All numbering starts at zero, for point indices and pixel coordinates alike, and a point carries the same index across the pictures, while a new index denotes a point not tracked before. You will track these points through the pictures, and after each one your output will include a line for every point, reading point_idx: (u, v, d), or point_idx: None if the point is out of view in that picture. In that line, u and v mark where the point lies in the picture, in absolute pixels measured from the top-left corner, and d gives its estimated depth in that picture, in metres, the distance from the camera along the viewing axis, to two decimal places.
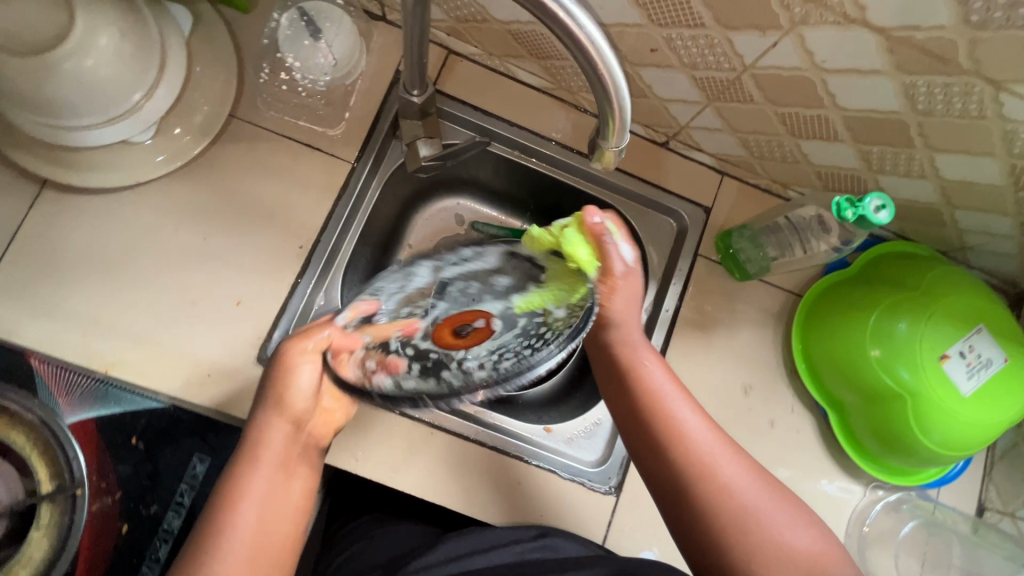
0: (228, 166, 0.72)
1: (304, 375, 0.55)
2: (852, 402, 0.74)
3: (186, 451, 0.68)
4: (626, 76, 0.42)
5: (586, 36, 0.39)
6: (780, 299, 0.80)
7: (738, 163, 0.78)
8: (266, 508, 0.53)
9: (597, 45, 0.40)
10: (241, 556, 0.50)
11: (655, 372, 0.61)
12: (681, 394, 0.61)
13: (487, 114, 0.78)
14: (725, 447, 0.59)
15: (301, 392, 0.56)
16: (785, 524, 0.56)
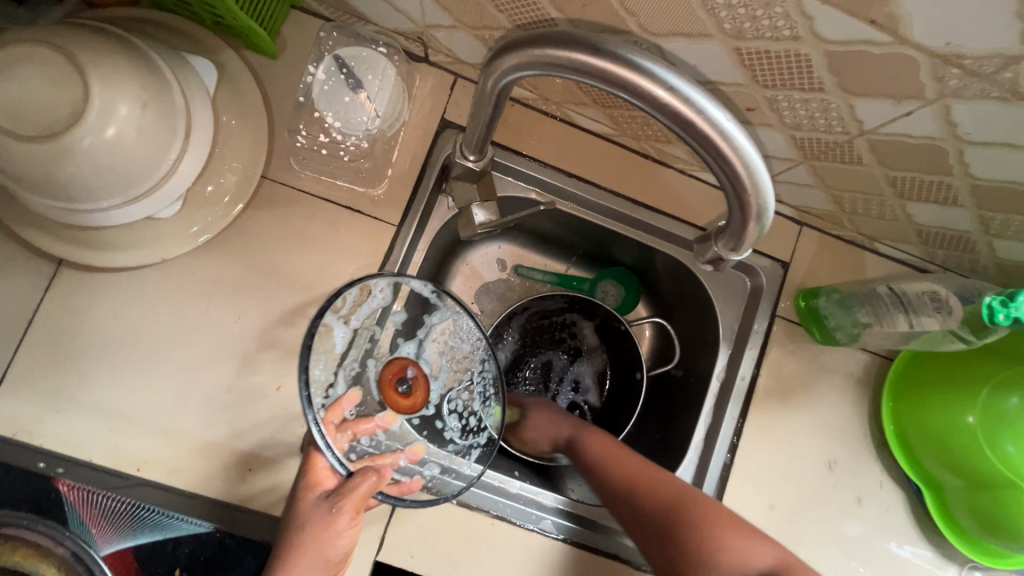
0: (262, 235, 0.65)
1: (342, 537, 0.54)
2: (952, 482, 0.67)
3: (237, 573, 0.61)
4: (772, 182, 0.38)
5: (734, 148, 0.36)
6: (867, 363, 0.73)
7: (822, 216, 0.70)
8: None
9: (745, 155, 0.36)
10: None
11: (630, 466, 0.63)
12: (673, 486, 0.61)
13: (542, 165, 0.71)
14: (726, 525, 0.58)
15: (338, 542, 0.54)
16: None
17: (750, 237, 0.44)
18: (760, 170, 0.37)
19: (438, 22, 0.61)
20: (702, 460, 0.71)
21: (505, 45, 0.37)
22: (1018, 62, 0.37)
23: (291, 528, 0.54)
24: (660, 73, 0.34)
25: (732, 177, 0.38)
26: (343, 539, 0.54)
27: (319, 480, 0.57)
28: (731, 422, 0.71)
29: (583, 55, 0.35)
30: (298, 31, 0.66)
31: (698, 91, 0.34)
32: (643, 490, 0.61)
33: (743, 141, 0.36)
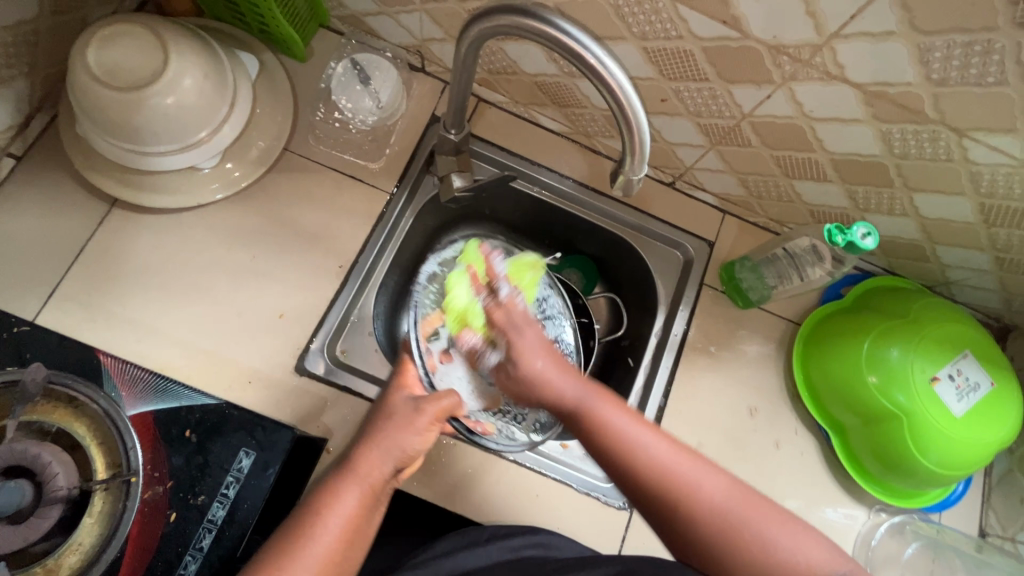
0: (280, 193, 0.80)
1: (416, 434, 0.59)
2: (851, 424, 0.78)
3: (215, 456, 0.59)
4: (648, 115, 0.49)
5: (613, 78, 0.47)
6: (781, 327, 0.86)
7: (738, 202, 0.86)
8: (352, 520, 0.53)
9: (624, 89, 0.47)
10: (331, 544, 0.51)
11: (611, 416, 0.57)
12: (656, 439, 0.56)
13: (511, 154, 0.88)
14: (700, 464, 0.54)
15: (415, 440, 0.59)
16: (779, 540, 0.51)
17: (641, 168, 0.54)
18: (636, 102, 0.48)
19: (433, 36, 0.80)
20: (641, 404, 0.83)
21: (473, 15, 0.52)
22: (822, 49, 0.54)
23: (374, 424, 0.59)
24: (567, 28, 0.47)
25: (621, 110, 0.49)
26: (418, 441, 0.59)
27: (404, 380, 0.67)
28: (666, 370, 0.84)
29: (520, 16, 0.48)
30: (324, 43, 0.85)
31: (597, 46, 0.47)
32: (620, 437, 0.56)
33: (626, 85, 0.48)
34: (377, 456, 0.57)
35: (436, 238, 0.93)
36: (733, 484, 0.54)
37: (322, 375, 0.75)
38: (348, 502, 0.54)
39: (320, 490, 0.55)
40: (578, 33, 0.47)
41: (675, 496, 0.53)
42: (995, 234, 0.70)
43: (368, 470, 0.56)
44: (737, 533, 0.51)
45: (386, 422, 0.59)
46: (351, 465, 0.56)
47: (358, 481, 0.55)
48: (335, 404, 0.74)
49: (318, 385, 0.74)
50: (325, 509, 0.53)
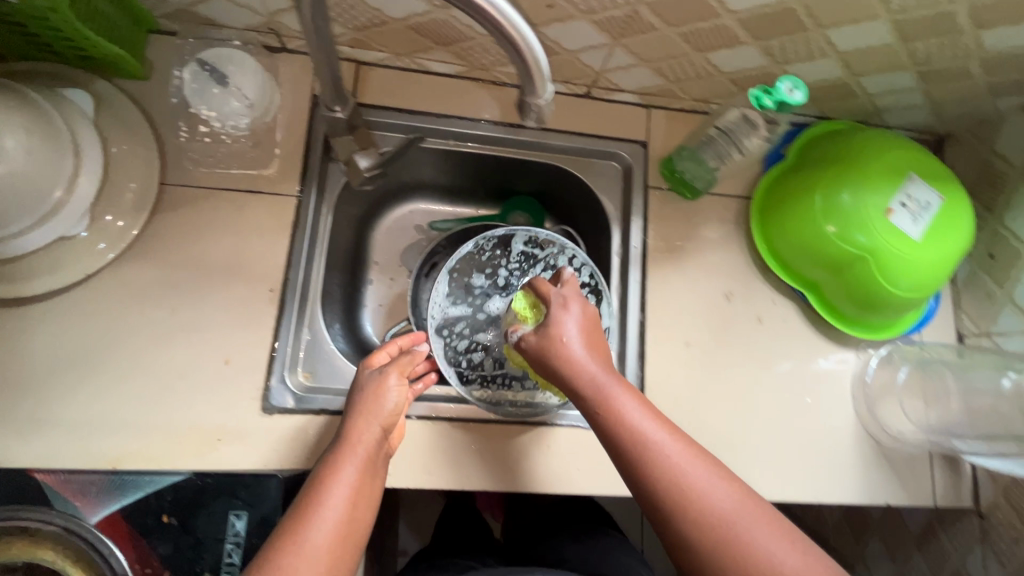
0: (175, 233, 0.71)
1: (391, 399, 0.66)
2: (823, 278, 0.78)
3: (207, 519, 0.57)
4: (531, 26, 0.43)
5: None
6: (733, 205, 0.84)
7: (659, 93, 0.82)
8: (354, 488, 0.57)
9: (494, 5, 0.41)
10: (335, 523, 0.54)
11: (628, 402, 0.57)
12: (677, 442, 0.56)
13: (412, 113, 0.80)
14: (712, 471, 0.54)
15: (392, 405, 0.66)
16: (771, 544, 0.51)
17: (541, 91, 0.49)
18: (511, 10, 0.42)
19: (279, 7, 0.69)
20: (621, 324, 0.80)
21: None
22: None
23: (358, 398, 0.66)
24: None
25: (499, 30, 0.43)
26: (393, 401, 0.66)
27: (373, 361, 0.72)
28: (636, 285, 0.81)
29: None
30: (161, 50, 0.74)
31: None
32: (640, 435, 0.56)
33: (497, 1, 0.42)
34: (364, 424, 0.62)
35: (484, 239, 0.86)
36: (742, 489, 0.54)
37: (295, 407, 0.70)
38: (349, 470, 0.58)
39: (323, 464, 0.59)
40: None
41: (674, 488, 0.53)
42: (914, 49, 0.67)
43: (363, 437, 0.61)
44: (738, 539, 0.51)
45: (368, 394, 0.66)
46: (346, 440, 0.61)
47: (353, 455, 0.59)
48: (318, 429, 0.70)
49: (293, 417, 0.70)
50: (322, 490, 0.56)
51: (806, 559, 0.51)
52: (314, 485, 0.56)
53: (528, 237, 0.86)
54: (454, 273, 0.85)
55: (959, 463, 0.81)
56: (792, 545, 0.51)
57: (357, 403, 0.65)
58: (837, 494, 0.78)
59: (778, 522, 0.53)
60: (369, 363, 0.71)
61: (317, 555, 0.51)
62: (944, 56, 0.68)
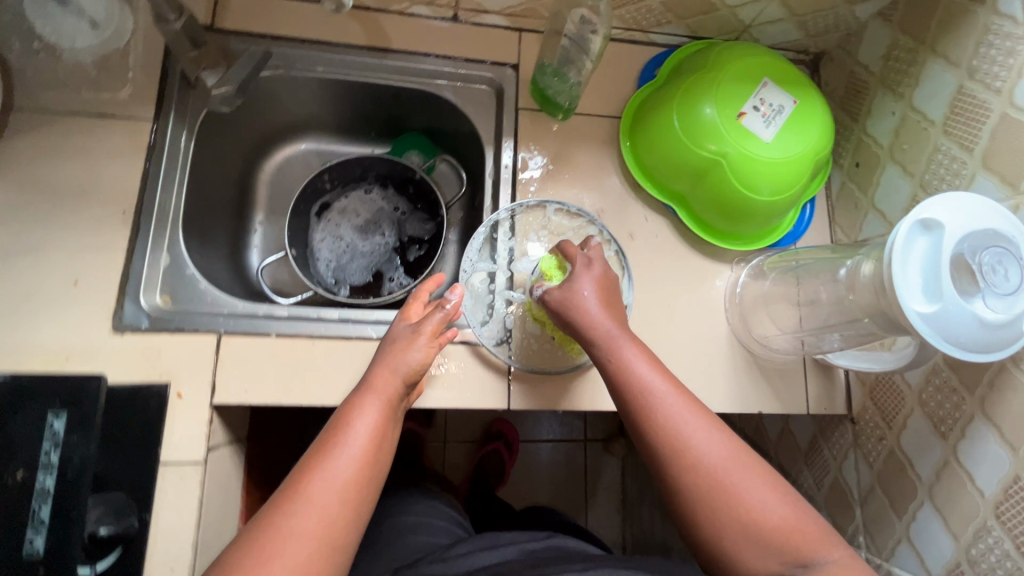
0: (20, 156, 0.70)
1: (413, 356, 0.62)
2: (689, 190, 0.79)
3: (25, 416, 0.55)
4: None
5: None
6: (606, 125, 0.85)
7: (525, 14, 0.82)
8: (375, 428, 0.58)
9: None
10: (355, 463, 0.54)
11: (630, 353, 0.61)
12: (675, 393, 0.59)
13: (274, 38, 0.80)
14: (710, 430, 0.56)
15: (414, 360, 0.63)
16: (752, 489, 0.53)
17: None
18: None
19: None
20: (491, 242, 0.80)
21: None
22: None
23: (385, 346, 0.65)
24: None
25: None
26: (420, 357, 0.63)
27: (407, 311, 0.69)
28: (507, 205, 0.81)
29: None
30: None
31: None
32: (643, 389, 0.59)
33: None
34: (387, 372, 0.61)
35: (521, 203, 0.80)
36: (736, 447, 0.56)
37: (148, 327, 0.69)
38: (369, 416, 0.58)
39: (348, 404, 0.60)
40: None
41: (664, 431, 0.57)
42: None
43: (380, 384, 0.60)
44: (725, 488, 0.54)
45: (393, 343, 0.64)
46: (368, 383, 0.61)
47: (377, 395, 0.60)
48: (170, 347, 0.69)
49: (145, 337, 0.69)
50: (343, 426, 0.57)
51: (788, 511, 0.53)
52: (338, 424, 0.58)
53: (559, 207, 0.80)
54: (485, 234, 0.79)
55: (834, 371, 0.81)
56: (771, 500, 0.53)
57: (381, 354, 0.64)
58: (709, 404, 0.79)
59: (770, 478, 0.55)
60: (406, 310, 0.69)
61: (329, 491, 0.52)
62: None
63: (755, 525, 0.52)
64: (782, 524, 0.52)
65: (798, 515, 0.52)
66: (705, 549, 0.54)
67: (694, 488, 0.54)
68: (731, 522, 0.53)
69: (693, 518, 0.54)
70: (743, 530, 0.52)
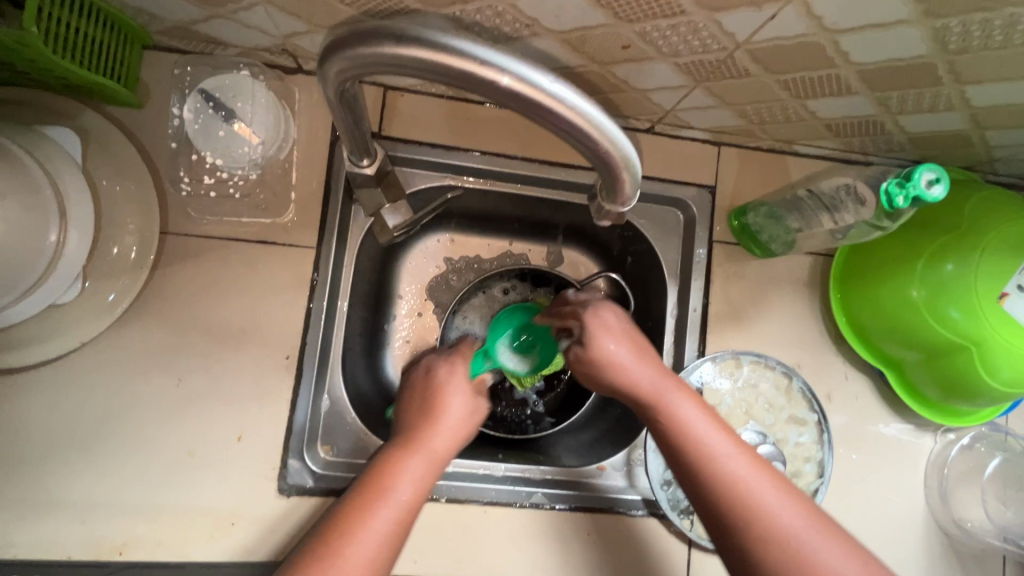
0: (179, 292, 0.63)
1: (453, 407, 0.64)
2: (910, 358, 0.69)
3: None
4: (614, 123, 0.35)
5: (557, 102, 0.33)
6: (809, 264, 0.74)
7: (735, 132, 0.70)
8: (421, 484, 0.56)
9: (579, 110, 0.34)
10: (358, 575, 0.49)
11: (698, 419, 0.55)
12: (712, 426, 0.55)
13: (447, 149, 0.70)
14: (771, 484, 0.51)
15: (456, 411, 0.64)
16: (829, 560, 0.47)
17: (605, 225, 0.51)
18: (597, 115, 0.34)
19: (295, 29, 0.57)
20: None
21: (344, 34, 0.34)
22: None
23: (433, 393, 0.65)
24: (468, 51, 0.32)
25: (575, 132, 0.35)
26: (461, 410, 0.64)
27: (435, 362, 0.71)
28: (694, 354, 0.72)
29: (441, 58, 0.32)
30: (155, 71, 0.63)
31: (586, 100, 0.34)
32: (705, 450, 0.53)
33: (573, 99, 0.34)
34: (409, 460, 0.58)
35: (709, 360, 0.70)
36: (798, 499, 0.51)
37: (313, 487, 0.64)
38: (380, 522, 0.52)
39: (333, 522, 0.52)
40: (545, 79, 0.33)
41: (729, 495, 0.50)
42: None
43: (435, 443, 0.60)
44: (798, 554, 0.47)
45: (444, 389, 0.65)
46: (422, 440, 0.60)
47: (386, 500, 0.54)
48: None
49: (312, 501, 0.63)
50: (352, 532, 0.51)
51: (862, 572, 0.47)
52: (328, 546, 0.50)
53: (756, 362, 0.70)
54: None
55: None
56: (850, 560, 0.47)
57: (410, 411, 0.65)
58: None
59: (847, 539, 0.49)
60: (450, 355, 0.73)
61: None
62: None
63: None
64: None
65: (828, 526, 0.49)
66: None
67: (733, 522, 0.50)
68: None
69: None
70: None
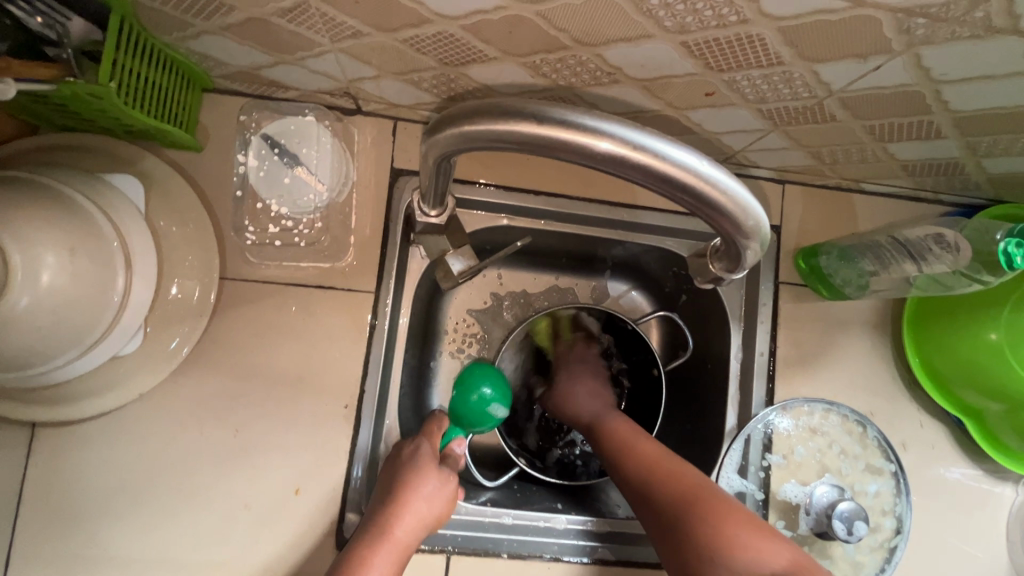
0: (237, 340, 0.62)
1: (423, 493, 0.57)
2: (992, 407, 0.65)
3: None
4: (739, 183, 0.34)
5: (679, 167, 0.33)
6: (879, 306, 0.71)
7: (803, 171, 0.68)
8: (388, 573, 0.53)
9: (703, 175, 0.33)
10: None
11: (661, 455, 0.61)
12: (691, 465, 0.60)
13: (507, 190, 0.68)
14: (747, 527, 0.54)
15: (424, 496, 0.57)
16: None
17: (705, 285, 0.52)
18: (720, 177, 0.34)
19: (361, 74, 0.56)
20: (744, 447, 0.67)
21: (456, 109, 0.35)
22: (986, 1, 0.34)
23: (402, 469, 0.59)
24: (590, 125, 0.33)
25: (700, 194, 0.34)
26: (431, 496, 0.58)
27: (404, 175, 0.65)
28: (761, 401, 0.69)
29: (566, 133, 0.32)
30: (216, 115, 0.62)
31: (712, 165, 0.33)
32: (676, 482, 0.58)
33: (696, 162, 0.33)
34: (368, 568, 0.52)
35: (781, 407, 0.67)
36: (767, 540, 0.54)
37: None
38: None
39: None
40: (667, 146, 0.33)
41: (710, 527, 0.54)
42: None
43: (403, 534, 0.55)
44: None
45: (417, 470, 0.59)
46: (385, 527, 0.55)
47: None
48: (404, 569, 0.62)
49: None
50: None
51: None
52: None
53: (828, 410, 0.67)
54: (743, 441, 0.67)
55: None
56: None
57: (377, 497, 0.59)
58: None
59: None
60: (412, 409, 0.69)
61: None
62: None
63: None
64: None
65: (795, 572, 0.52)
66: None
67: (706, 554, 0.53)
68: None
69: None
70: None
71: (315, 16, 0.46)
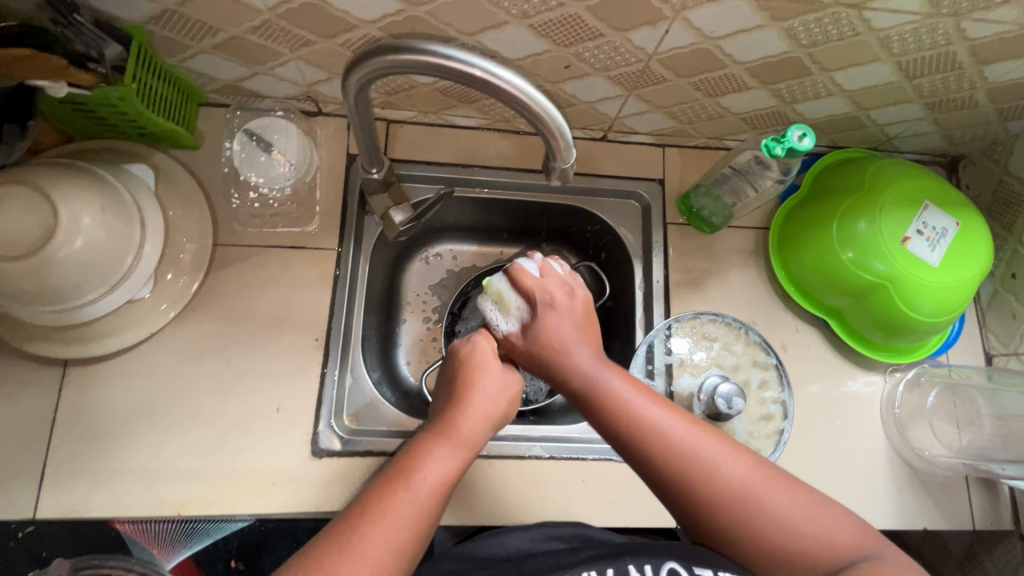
0: (227, 291, 0.77)
1: (488, 388, 0.63)
2: (844, 304, 0.79)
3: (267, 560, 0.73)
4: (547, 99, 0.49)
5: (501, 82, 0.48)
6: (751, 237, 0.87)
7: (673, 133, 0.86)
8: (450, 466, 0.55)
9: (520, 90, 0.48)
10: (400, 534, 0.49)
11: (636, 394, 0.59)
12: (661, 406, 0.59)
13: (440, 165, 0.86)
14: (722, 446, 0.56)
15: (491, 392, 0.63)
16: (776, 502, 0.53)
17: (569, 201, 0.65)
18: (532, 92, 0.49)
19: (317, 78, 0.75)
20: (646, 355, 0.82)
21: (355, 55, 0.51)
22: None
23: (464, 374, 0.64)
24: (441, 51, 0.48)
25: (520, 104, 0.49)
26: (495, 391, 0.63)
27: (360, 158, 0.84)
28: (661, 319, 0.84)
29: (427, 58, 0.48)
30: (209, 121, 0.81)
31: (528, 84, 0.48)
32: (647, 419, 0.57)
33: (515, 82, 0.48)
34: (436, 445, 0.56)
35: (672, 320, 0.82)
36: (749, 460, 0.56)
37: (341, 450, 0.74)
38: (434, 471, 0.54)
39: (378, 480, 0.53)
40: (494, 68, 0.48)
41: (682, 460, 0.55)
42: (919, 84, 0.70)
43: (467, 431, 0.59)
44: (748, 502, 0.53)
45: (483, 363, 0.65)
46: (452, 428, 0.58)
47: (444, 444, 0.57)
48: (364, 470, 0.74)
49: (341, 460, 0.74)
50: (410, 472, 0.53)
51: (806, 511, 0.53)
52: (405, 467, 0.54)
53: (713, 319, 0.82)
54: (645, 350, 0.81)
55: (996, 486, 0.81)
56: (795, 503, 0.54)
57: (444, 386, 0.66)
58: (875, 520, 0.78)
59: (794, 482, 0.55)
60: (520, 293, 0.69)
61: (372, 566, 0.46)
62: (948, 89, 0.71)
63: (784, 534, 0.52)
64: (802, 525, 0.53)
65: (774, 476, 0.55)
66: (727, 549, 0.54)
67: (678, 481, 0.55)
68: (751, 528, 0.53)
69: (712, 530, 0.54)
70: (766, 535, 0.52)
71: (278, 31, 0.65)
